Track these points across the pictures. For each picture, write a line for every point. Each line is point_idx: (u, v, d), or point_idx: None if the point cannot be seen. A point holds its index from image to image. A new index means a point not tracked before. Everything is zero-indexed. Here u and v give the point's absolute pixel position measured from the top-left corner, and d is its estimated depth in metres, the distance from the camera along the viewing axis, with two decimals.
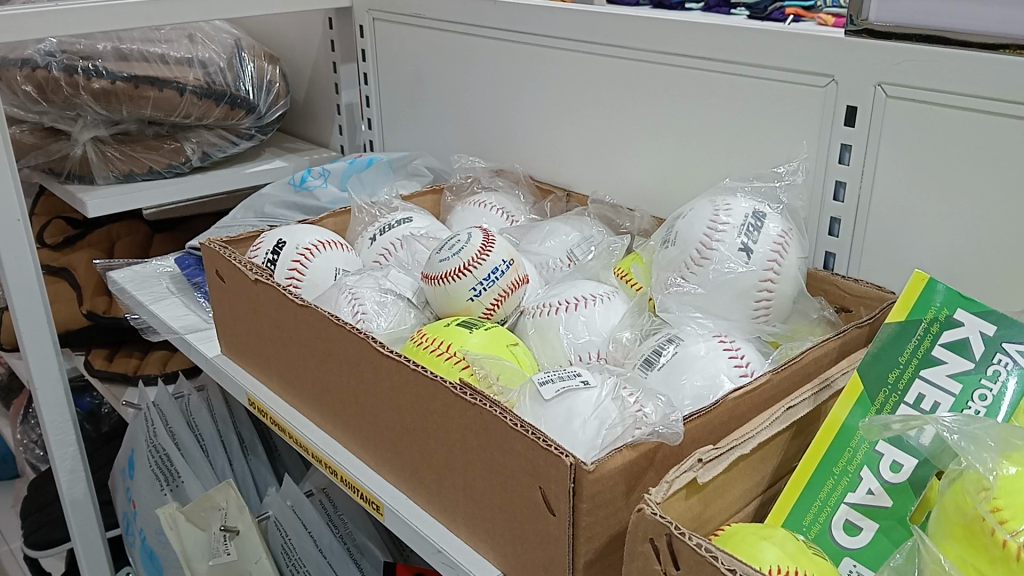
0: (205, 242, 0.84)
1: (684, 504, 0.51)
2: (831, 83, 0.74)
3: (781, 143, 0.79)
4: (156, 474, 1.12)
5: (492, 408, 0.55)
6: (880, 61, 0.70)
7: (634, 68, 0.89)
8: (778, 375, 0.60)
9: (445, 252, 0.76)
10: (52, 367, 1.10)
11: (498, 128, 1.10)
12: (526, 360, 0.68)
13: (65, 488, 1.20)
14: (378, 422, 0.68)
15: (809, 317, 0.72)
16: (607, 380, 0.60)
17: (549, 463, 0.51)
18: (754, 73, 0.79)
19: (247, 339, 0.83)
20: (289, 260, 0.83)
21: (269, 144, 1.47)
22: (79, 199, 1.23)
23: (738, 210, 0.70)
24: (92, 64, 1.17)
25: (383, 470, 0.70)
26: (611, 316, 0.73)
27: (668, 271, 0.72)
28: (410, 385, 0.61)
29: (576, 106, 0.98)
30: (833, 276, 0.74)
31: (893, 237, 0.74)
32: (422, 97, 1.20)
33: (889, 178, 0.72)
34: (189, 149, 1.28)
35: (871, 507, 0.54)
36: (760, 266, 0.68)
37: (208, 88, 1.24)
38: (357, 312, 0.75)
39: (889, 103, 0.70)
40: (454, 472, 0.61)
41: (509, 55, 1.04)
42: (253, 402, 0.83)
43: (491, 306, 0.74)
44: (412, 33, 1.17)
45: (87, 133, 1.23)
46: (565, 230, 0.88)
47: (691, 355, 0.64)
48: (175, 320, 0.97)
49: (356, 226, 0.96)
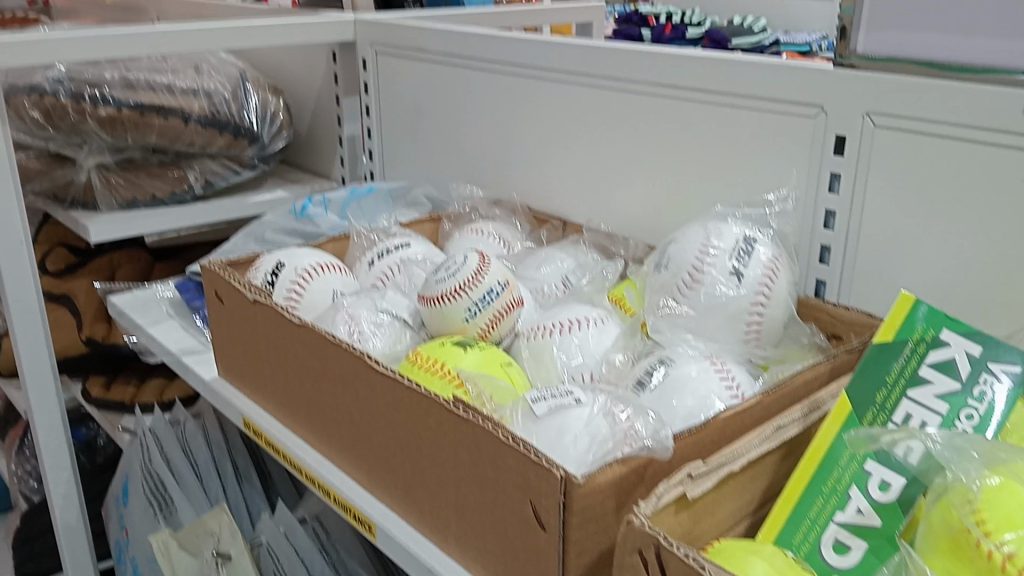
0: (205, 264, 0.85)
1: (673, 518, 0.51)
2: (820, 113, 0.75)
3: (772, 173, 0.81)
4: (150, 500, 1.11)
5: (484, 422, 0.56)
6: (868, 92, 0.72)
7: (630, 100, 0.91)
8: (768, 396, 0.61)
9: (442, 274, 0.77)
10: (49, 390, 1.11)
11: (497, 158, 1.12)
12: (519, 380, 0.69)
13: (59, 513, 1.19)
14: (371, 440, 0.68)
15: (800, 342, 0.73)
16: (599, 398, 0.60)
17: (541, 477, 0.52)
18: (746, 104, 0.81)
19: (244, 360, 0.84)
20: (288, 283, 0.84)
21: (271, 176, 1.49)
22: (80, 224, 1.24)
23: (730, 234, 0.71)
24: (98, 91, 1.20)
25: (376, 490, 0.70)
26: (604, 338, 0.74)
27: (660, 294, 0.73)
28: (404, 402, 0.62)
29: (574, 137, 0.99)
30: (824, 303, 0.75)
31: (881, 262, 0.75)
32: (422, 128, 1.22)
33: (878, 207, 0.74)
34: (192, 177, 1.29)
35: (861, 526, 0.54)
36: (751, 290, 0.69)
37: (213, 117, 1.26)
38: (353, 331, 0.76)
39: (877, 133, 0.72)
40: (446, 489, 0.61)
41: (509, 88, 1.06)
42: (248, 423, 0.84)
43: (486, 327, 0.75)
44: (413, 66, 1.19)
45: (92, 159, 1.25)
46: (560, 257, 0.89)
47: (682, 376, 0.65)
48: (173, 343, 0.97)
49: (356, 251, 0.97)
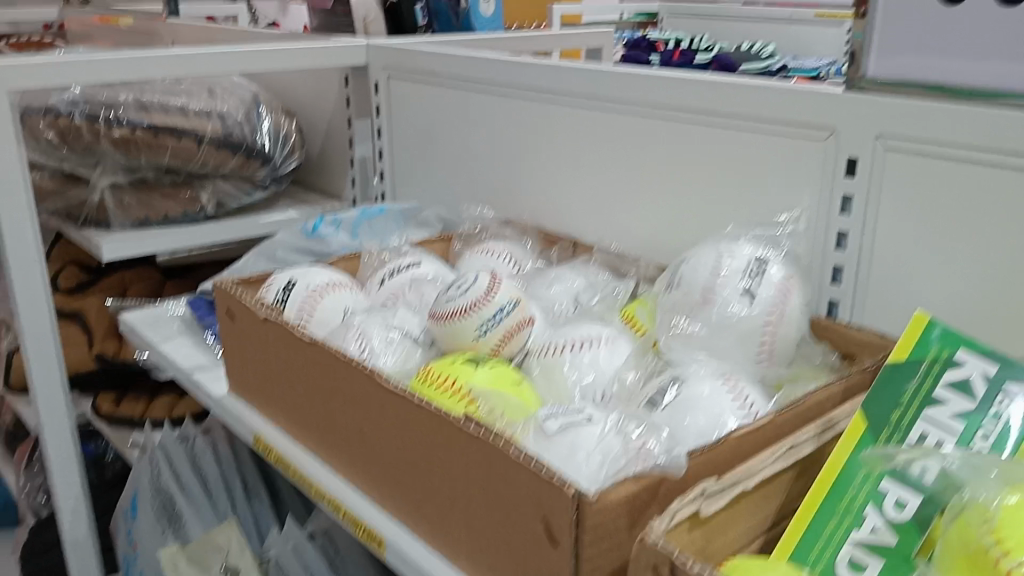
0: (218, 282, 0.85)
1: (687, 536, 0.51)
2: (832, 136, 0.76)
3: (783, 194, 0.81)
4: (160, 515, 1.11)
5: (496, 439, 0.56)
6: (878, 115, 0.72)
7: (641, 121, 0.91)
8: (782, 415, 0.61)
9: (453, 292, 0.77)
10: (59, 407, 1.11)
11: (507, 179, 1.12)
12: (532, 398, 0.69)
13: (67, 529, 1.18)
14: (380, 457, 0.68)
15: (813, 361, 0.73)
16: (612, 417, 0.60)
17: (553, 494, 0.51)
18: (757, 126, 0.81)
19: (255, 376, 0.84)
20: (298, 300, 0.85)
21: (283, 196, 1.50)
22: (93, 242, 1.25)
23: (741, 255, 0.71)
24: (113, 113, 1.21)
25: (386, 507, 0.70)
26: (616, 358, 0.73)
27: (673, 313, 0.72)
28: (415, 418, 0.62)
29: (584, 158, 1.00)
30: (836, 324, 0.74)
31: (894, 284, 0.75)
32: (433, 150, 1.23)
33: (889, 229, 0.74)
34: (204, 198, 1.31)
35: (877, 545, 0.53)
36: (764, 309, 0.69)
37: (226, 139, 1.27)
38: (364, 348, 0.76)
39: (888, 158, 0.72)
40: (456, 506, 0.61)
41: (519, 110, 1.07)
42: (258, 440, 0.83)
43: (497, 345, 0.75)
44: (425, 89, 1.20)
45: (106, 179, 1.26)
46: (571, 277, 0.90)
47: (694, 395, 0.64)
48: (184, 360, 0.98)
49: (367, 271, 0.97)
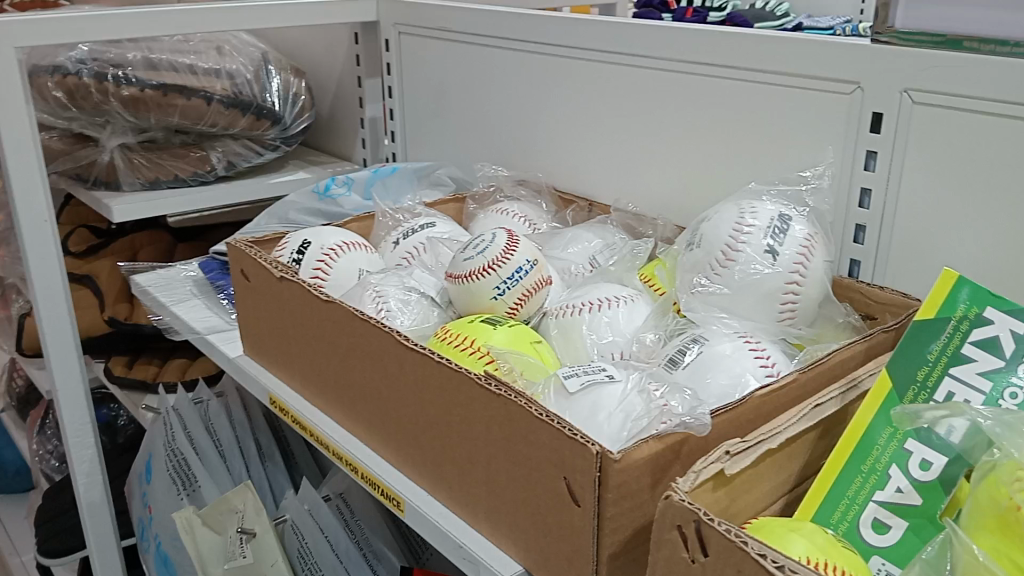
0: (231, 242, 0.85)
1: (711, 496, 0.50)
2: (857, 91, 0.74)
3: (805, 151, 0.79)
4: (174, 479, 1.12)
5: (517, 398, 0.55)
6: (906, 69, 0.70)
7: (660, 78, 0.89)
8: (805, 374, 0.60)
9: (469, 252, 0.76)
10: (73, 369, 1.11)
11: (521, 138, 1.10)
12: (550, 358, 0.68)
13: (83, 491, 1.19)
14: (399, 417, 0.68)
15: (834, 322, 0.71)
16: (633, 375, 0.59)
17: (575, 453, 0.51)
18: (779, 81, 0.79)
19: (270, 337, 0.84)
20: (314, 260, 0.84)
21: (292, 157, 1.48)
22: (103, 204, 1.24)
23: (764, 212, 0.70)
24: (121, 72, 1.20)
25: (404, 467, 0.70)
26: (635, 317, 0.73)
27: (693, 272, 0.71)
28: (434, 378, 0.62)
29: (601, 116, 0.98)
30: (858, 283, 0.74)
31: (918, 243, 0.74)
32: (445, 109, 1.21)
33: (913, 187, 0.73)
34: (214, 158, 1.29)
35: (901, 505, 0.53)
36: (787, 268, 0.68)
37: (235, 98, 1.26)
38: (380, 309, 0.75)
39: (915, 110, 0.70)
40: (476, 466, 0.61)
41: (534, 67, 1.05)
42: (274, 401, 0.83)
43: (515, 305, 0.74)
44: (437, 46, 1.18)
45: (115, 140, 1.25)
46: (587, 237, 0.88)
47: (716, 354, 0.64)
48: (198, 322, 0.97)
49: (380, 231, 0.97)
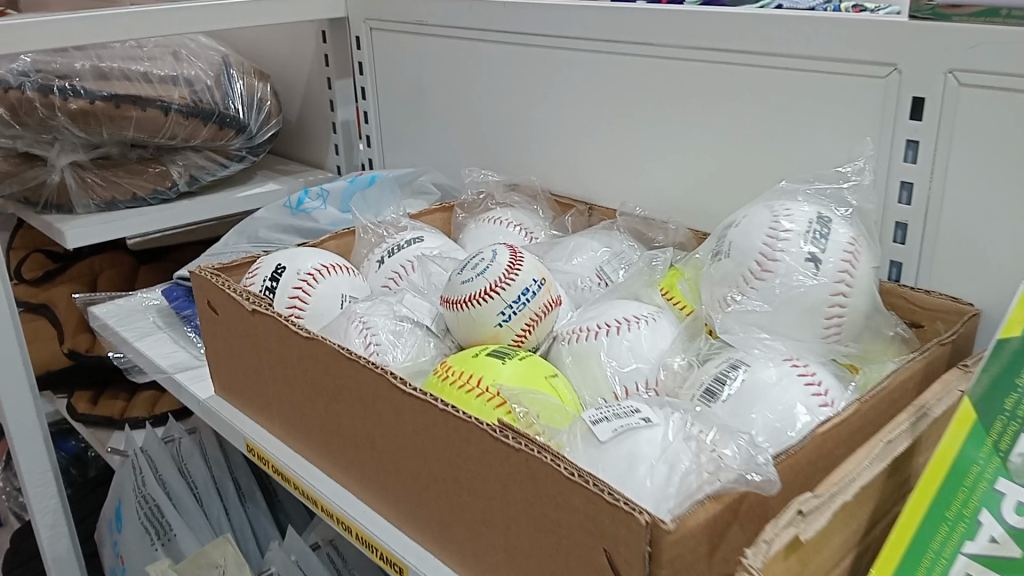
0: (195, 270, 0.75)
1: (783, 566, 0.42)
2: (893, 73, 0.66)
3: (836, 144, 0.71)
4: (147, 526, 1.02)
5: (541, 453, 0.46)
6: (950, 45, 0.62)
7: (665, 68, 0.81)
8: (865, 403, 0.52)
9: (467, 272, 0.67)
10: (30, 414, 1.00)
11: (511, 139, 1.02)
12: (568, 394, 0.59)
13: (46, 545, 1.09)
14: (398, 471, 0.59)
15: (884, 335, 0.63)
16: (672, 417, 0.50)
17: (618, 523, 0.42)
18: (801, 66, 0.71)
19: (245, 377, 0.74)
20: (290, 287, 0.75)
21: (261, 167, 1.39)
22: (57, 229, 1.14)
23: (801, 214, 0.62)
24: (68, 83, 1.08)
25: (405, 526, 0.61)
26: (659, 339, 0.64)
27: (723, 286, 0.63)
28: (438, 429, 0.53)
29: (599, 112, 0.90)
30: (901, 288, 0.66)
31: (968, 240, 0.66)
32: (425, 110, 1.12)
33: (963, 180, 0.64)
34: (175, 173, 1.20)
35: (996, 559, 0.45)
36: (831, 277, 0.60)
37: (195, 106, 1.16)
38: (369, 343, 0.66)
39: (962, 93, 0.62)
40: (493, 530, 0.52)
41: (523, 62, 0.96)
42: (252, 448, 0.74)
43: (522, 332, 0.66)
44: (414, 42, 1.09)
45: (65, 158, 1.13)
46: (593, 245, 0.80)
47: (761, 383, 0.55)
48: (163, 358, 0.87)
49: (362, 248, 0.87)
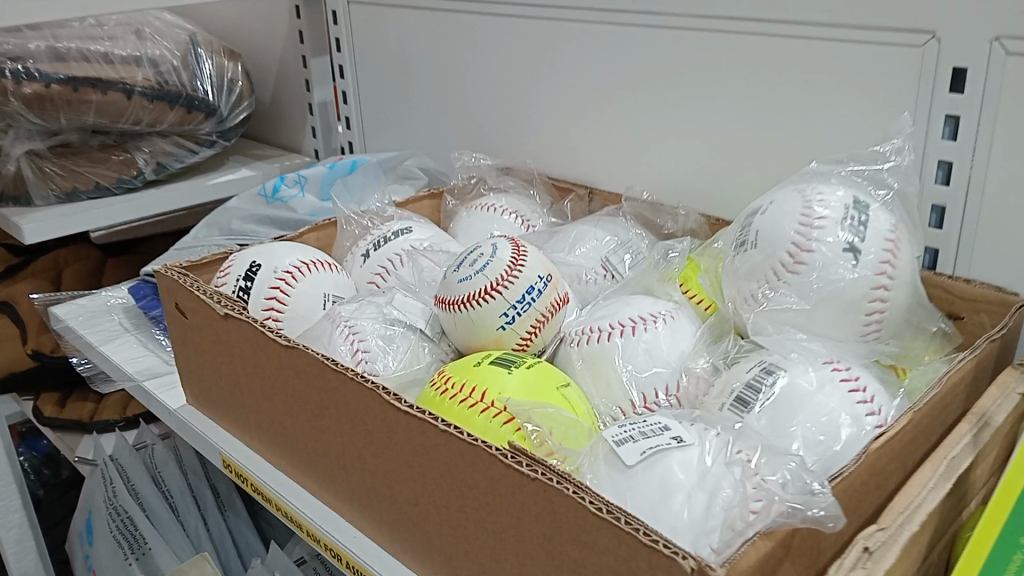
0: (161, 270, 0.68)
1: None
2: (932, 41, 0.59)
3: (865, 120, 0.65)
4: (120, 541, 0.93)
5: (561, 484, 0.40)
6: (996, 9, 0.56)
7: (675, 40, 0.75)
8: (920, 413, 0.46)
9: (464, 269, 0.60)
10: None
11: (502, 119, 0.95)
12: (582, 406, 0.53)
13: (12, 562, 1.02)
14: (392, 494, 0.52)
15: (927, 331, 0.58)
16: (708, 435, 0.44)
17: (655, 568, 0.36)
18: (828, 34, 0.64)
19: (219, 387, 0.67)
20: (266, 287, 0.68)
21: (234, 152, 1.31)
22: (14, 223, 1.06)
23: (837, 199, 0.55)
24: (22, 66, 0.98)
25: (402, 555, 0.54)
26: (679, 340, 0.58)
27: (750, 279, 0.57)
28: (440, 451, 0.46)
29: (601, 88, 0.83)
30: (938, 277, 0.60)
31: (1012, 223, 0.60)
32: (409, 88, 1.05)
33: (1008, 158, 0.58)
34: (141, 160, 1.12)
35: None
36: (871, 270, 0.54)
37: (161, 89, 1.07)
38: (357, 351, 0.59)
39: (1009, 63, 0.56)
40: (503, 566, 0.46)
41: (516, 36, 0.89)
42: (228, 464, 0.67)
43: (527, 335, 0.59)
44: (396, 16, 1.01)
45: (21, 146, 1.05)
46: (596, 234, 0.73)
47: (803, 391, 0.49)
48: (130, 364, 0.80)
49: (345, 241, 0.81)
